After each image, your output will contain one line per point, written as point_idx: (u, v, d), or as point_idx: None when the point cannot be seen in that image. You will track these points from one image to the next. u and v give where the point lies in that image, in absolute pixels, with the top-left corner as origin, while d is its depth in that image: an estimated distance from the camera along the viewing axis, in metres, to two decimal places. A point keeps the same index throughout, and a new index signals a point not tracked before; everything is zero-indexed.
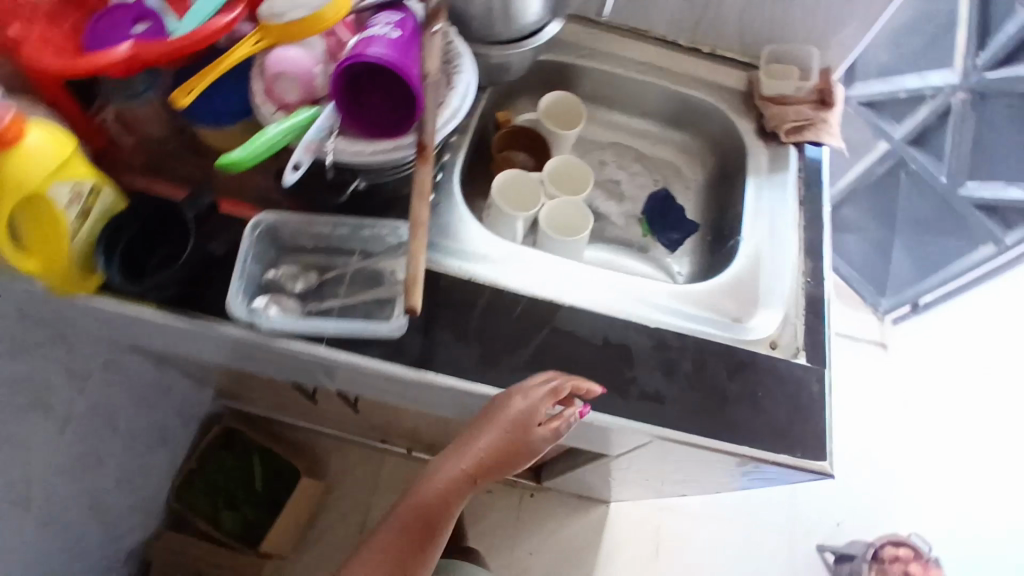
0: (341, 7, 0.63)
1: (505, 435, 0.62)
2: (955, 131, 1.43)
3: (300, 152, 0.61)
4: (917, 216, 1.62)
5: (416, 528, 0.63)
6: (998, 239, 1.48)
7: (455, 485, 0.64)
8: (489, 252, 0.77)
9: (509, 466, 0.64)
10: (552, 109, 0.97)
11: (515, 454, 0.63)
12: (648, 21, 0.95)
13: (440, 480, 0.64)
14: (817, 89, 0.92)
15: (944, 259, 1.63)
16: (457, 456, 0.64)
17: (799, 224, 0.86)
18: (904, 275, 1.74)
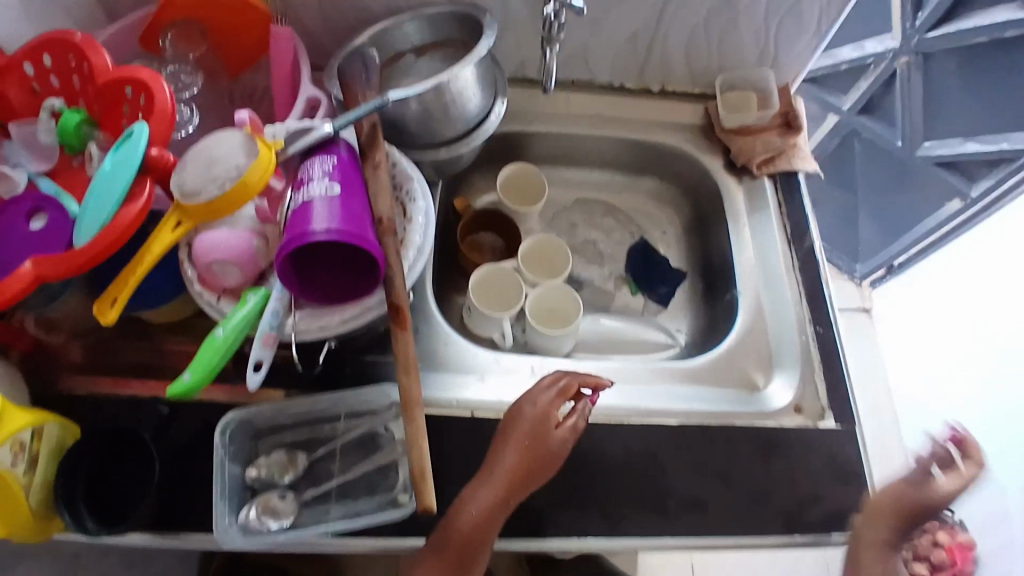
0: (267, 166, 0.54)
1: (527, 444, 0.59)
2: (904, 94, 1.38)
3: (258, 348, 0.54)
4: (875, 183, 1.61)
5: (457, 561, 0.56)
6: (963, 193, 1.47)
7: (491, 511, 0.57)
8: (483, 372, 0.71)
9: (540, 476, 0.59)
10: (512, 186, 0.91)
11: (544, 458, 0.59)
12: (591, 72, 0.88)
13: (473, 509, 0.57)
14: (782, 113, 0.87)
15: (912, 219, 1.62)
16: (485, 481, 0.58)
17: (792, 267, 0.81)
18: (874, 242, 1.75)
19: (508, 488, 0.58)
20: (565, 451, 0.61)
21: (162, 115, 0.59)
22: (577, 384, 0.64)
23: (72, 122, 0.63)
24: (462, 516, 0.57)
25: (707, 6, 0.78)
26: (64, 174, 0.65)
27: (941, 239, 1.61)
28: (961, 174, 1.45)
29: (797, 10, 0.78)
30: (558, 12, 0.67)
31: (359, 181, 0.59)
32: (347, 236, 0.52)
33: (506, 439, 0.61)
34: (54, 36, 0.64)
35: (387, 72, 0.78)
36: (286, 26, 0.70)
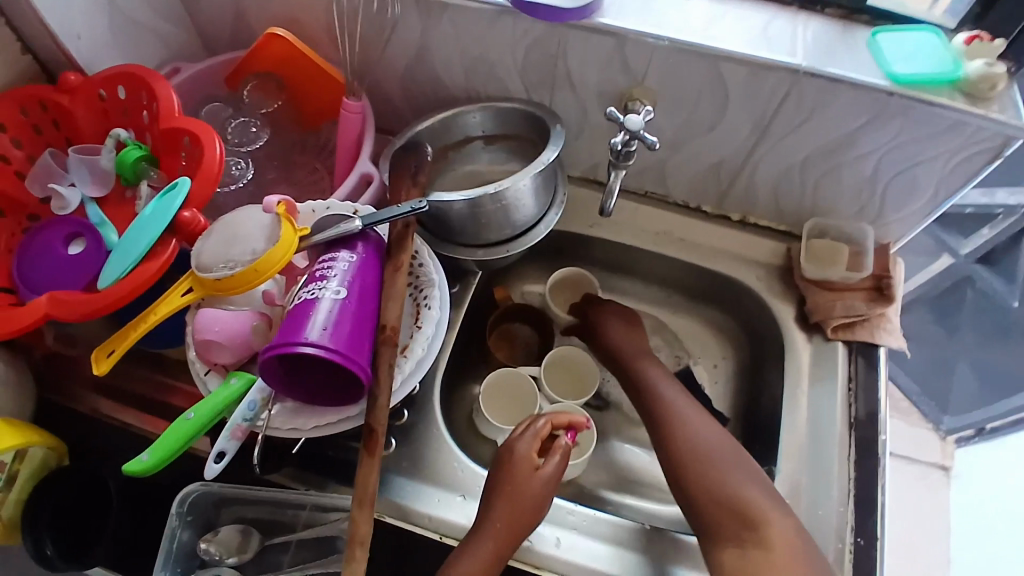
0: (287, 249, 0.54)
1: (511, 492, 0.60)
2: None
3: (224, 439, 0.51)
4: (985, 325, 1.26)
5: None
6: None
7: (487, 560, 0.57)
8: (466, 492, 0.66)
9: (529, 523, 0.60)
10: (564, 287, 0.87)
11: (534, 499, 0.60)
12: (665, 186, 0.83)
13: (469, 563, 0.57)
14: (874, 275, 0.77)
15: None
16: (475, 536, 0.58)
17: (847, 456, 0.70)
18: (970, 392, 1.36)
19: (499, 541, 0.58)
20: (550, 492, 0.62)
21: (206, 177, 0.60)
22: (550, 426, 0.66)
23: (131, 157, 0.66)
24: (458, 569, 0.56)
25: (805, 150, 0.71)
26: (114, 205, 0.69)
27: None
28: None
29: (912, 172, 0.69)
30: (628, 142, 0.65)
31: (373, 281, 0.57)
32: (337, 353, 0.50)
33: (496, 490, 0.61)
34: (130, 73, 0.66)
35: (451, 154, 0.77)
36: (360, 100, 0.71)
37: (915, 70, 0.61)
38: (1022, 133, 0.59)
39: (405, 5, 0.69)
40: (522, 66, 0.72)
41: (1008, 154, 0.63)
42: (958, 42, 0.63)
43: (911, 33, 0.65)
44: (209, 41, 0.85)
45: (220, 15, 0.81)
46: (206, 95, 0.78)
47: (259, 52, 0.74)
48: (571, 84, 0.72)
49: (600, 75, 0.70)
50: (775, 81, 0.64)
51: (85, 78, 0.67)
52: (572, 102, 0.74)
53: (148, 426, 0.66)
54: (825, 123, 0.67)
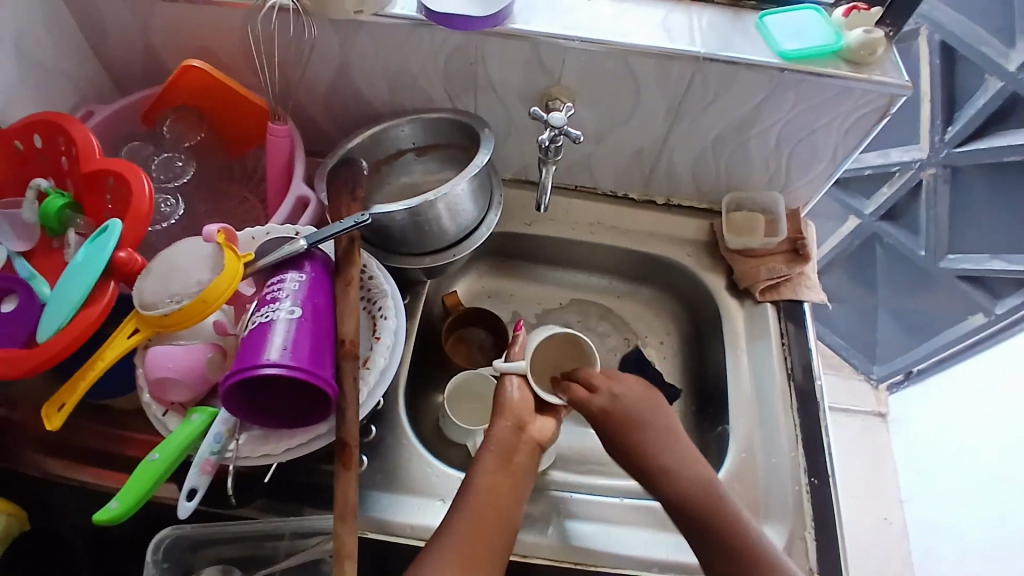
0: (232, 277, 0.54)
1: (511, 414, 0.66)
2: (929, 206, 1.13)
3: (194, 476, 0.50)
4: (902, 288, 1.30)
5: (487, 528, 0.57)
6: (987, 310, 1.20)
7: (500, 474, 0.61)
8: (444, 494, 0.67)
9: (526, 420, 0.66)
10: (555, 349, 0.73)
11: (522, 408, 0.67)
12: (594, 179, 0.88)
13: (483, 479, 0.60)
14: (790, 239, 0.84)
15: (936, 325, 1.32)
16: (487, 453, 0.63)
17: (790, 405, 0.76)
18: (894, 344, 1.42)
19: (501, 461, 0.62)
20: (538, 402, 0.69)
21: (136, 216, 0.59)
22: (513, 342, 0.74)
23: (55, 207, 0.65)
24: (477, 485, 0.60)
25: (715, 130, 0.77)
26: (41, 255, 0.67)
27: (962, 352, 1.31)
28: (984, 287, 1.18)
29: (811, 140, 0.76)
30: (554, 138, 0.68)
31: (326, 297, 0.57)
32: (300, 370, 0.50)
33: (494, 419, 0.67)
34: (44, 120, 0.67)
35: (384, 169, 0.78)
36: (287, 124, 0.71)
37: (804, 47, 0.68)
38: (906, 91, 0.66)
39: (320, 25, 0.70)
40: (443, 76, 0.74)
41: (893, 112, 0.70)
42: (838, 16, 0.71)
43: (798, 13, 0.72)
44: (121, 78, 0.83)
45: (132, 53, 0.79)
46: (127, 133, 0.76)
47: (176, 85, 0.72)
48: (492, 89, 0.75)
49: (520, 78, 0.73)
50: (680, 68, 0.69)
51: (0, 130, 0.68)
52: (496, 107, 0.78)
53: (102, 479, 0.64)
54: (729, 102, 0.73)
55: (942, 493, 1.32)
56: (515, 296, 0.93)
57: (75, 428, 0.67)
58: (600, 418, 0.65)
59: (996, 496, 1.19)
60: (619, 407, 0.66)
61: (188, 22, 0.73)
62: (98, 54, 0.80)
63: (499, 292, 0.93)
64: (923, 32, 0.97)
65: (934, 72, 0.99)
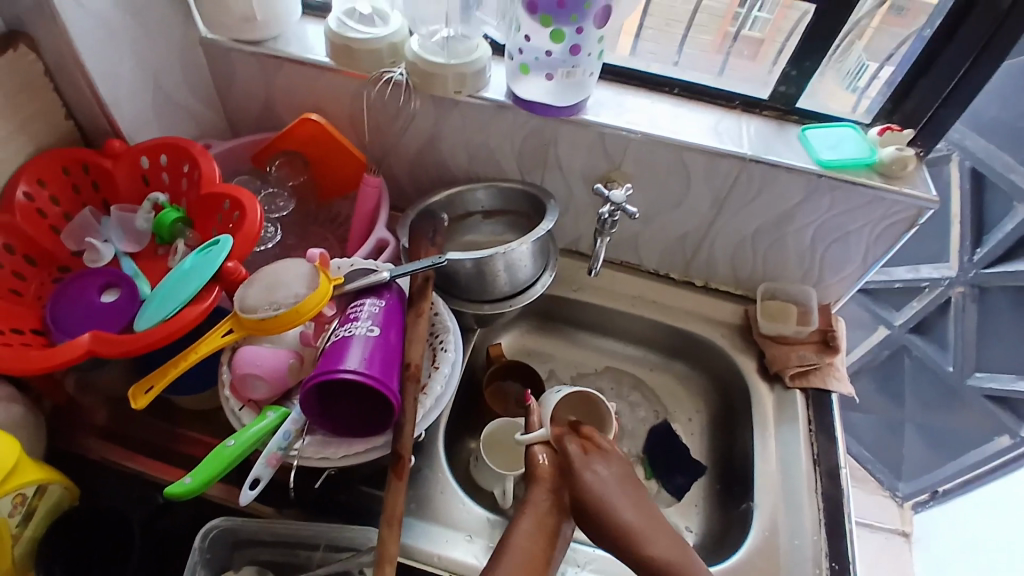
0: (323, 296, 0.61)
1: (550, 485, 0.64)
2: (958, 321, 1.16)
3: (260, 466, 0.55)
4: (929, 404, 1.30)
5: None
6: (1013, 431, 1.18)
7: (536, 541, 0.60)
8: (472, 530, 0.69)
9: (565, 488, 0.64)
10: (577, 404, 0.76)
11: (546, 475, 0.65)
12: (638, 257, 0.95)
13: (520, 539, 0.59)
14: (820, 330, 0.89)
15: (961, 444, 1.29)
16: (526, 515, 0.61)
17: (815, 489, 0.78)
18: (919, 460, 1.40)
19: (539, 525, 0.61)
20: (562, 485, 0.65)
21: (247, 235, 0.68)
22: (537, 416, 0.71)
23: (169, 220, 0.76)
24: (515, 546, 0.59)
25: (756, 224, 0.84)
26: (146, 258, 0.78)
27: (989, 473, 1.28)
28: (1013, 412, 1.16)
29: (845, 242, 0.83)
30: (613, 213, 0.77)
31: (398, 323, 0.64)
32: (373, 381, 0.56)
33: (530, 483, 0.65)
34: (174, 144, 0.78)
35: (454, 226, 0.87)
36: (378, 178, 0.80)
37: (839, 156, 0.76)
38: (932, 204, 0.74)
39: (422, 100, 0.82)
40: (518, 152, 0.84)
41: (921, 223, 0.77)
42: (873, 135, 0.79)
43: (835, 129, 0.81)
44: (236, 121, 0.96)
45: (252, 102, 0.92)
46: (235, 169, 0.88)
47: (289, 135, 0.84)
48: (559, 168, 0.85)
49: (584, 160, 0.83)
50: (727, 166, 0.78)
51: (129, 147, 0.78)
52: (559, 183, 0.87)
53: (158, 471, 0.69)
54: (768, 200, 0.81)
55: None
56: (554, 357, 0.99)
57: (143, 421, 0.73)
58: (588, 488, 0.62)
59: None
60: (611, 480, 0.64)
61: (307, 82, 0.85)
62: (223, 100, 0.93)
63: (539, 352, 0.99)
64: (954, 158, 1.06)
65: (964, 195, 1.07)
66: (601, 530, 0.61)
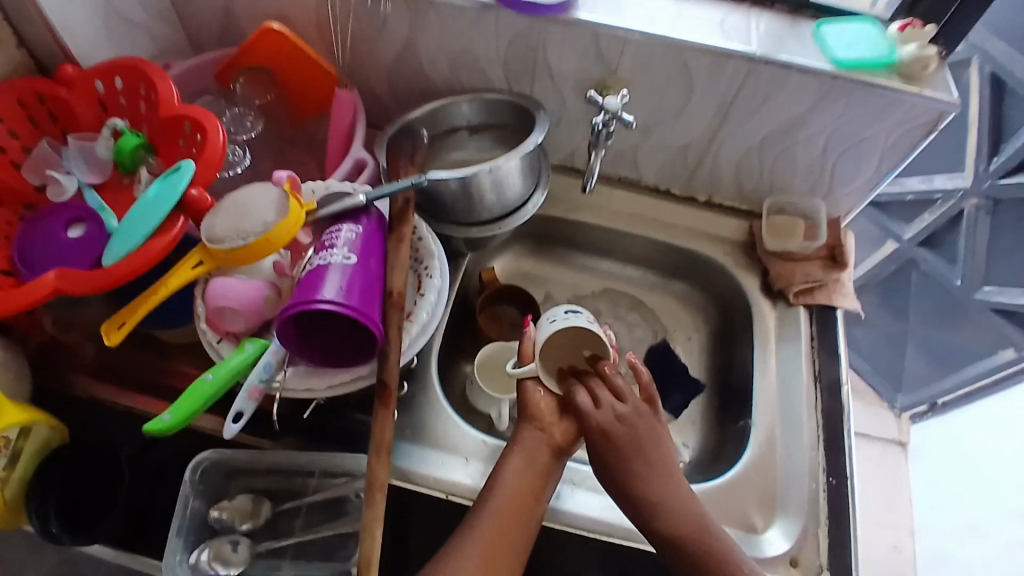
0: (294, 223, 0.57)
1: (540, 425, 0.61)
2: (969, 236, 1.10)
3: (241, 399, 0.54)
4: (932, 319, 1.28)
5: (511, 527, 0.56)
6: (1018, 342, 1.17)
7: (527, 477, 0.59)
8: (468, 453, 0.69)
9: (559, 426, 0.62)
10: (580, 339, 0.65)
11: (544, 408, 0.62)
12: (638, 172, 0.89)
13: (510, 476, 0.58)
14: (829, 246, 0.84)
15: (964, 357, 1.28)
16: (517, 452, 0.60)
17: (815, 406, 0.76)
18: (919, 372, 1.38)
19: (528, 462, 0.59)
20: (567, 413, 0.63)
21: (211, 160, 0.64)
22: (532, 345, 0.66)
23: (131, 146, 0.70)
24: (505, 485, 0.58)
25: (765, 131, 0.78)
26: (112, 190, 0.73)
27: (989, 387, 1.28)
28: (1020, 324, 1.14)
29: (859, 151, 0.77)
30: (607, 122, 0.71)
31: (378, 250, 0.60)
32: (352, 311, 0.53)
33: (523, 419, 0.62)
34: (124, 65, 0.71)
35: (438, 143, 0.81)
36: (352, 92, 0.74)
37: (857, 55, 0.69)
38: (952, 108, 0.67)
39: (397, 7, 0.74)
40: (504, 59, 0.77)
41: (941, 127, 0.71)
42: (893, 31, 0.71)
43: (854, 25, 0.73)
44: (197, 37, 0.87)
45: (211, 14, 0.83)
46: (200, 88, 0.80)
47: (252, 49, 0.76)
48: (550, 76, 0.78)
49: (576, 66, 0.75)
50: (734, 67, 0.71)
51: (81, 71, 0.72)
52: (551, 93, 0.80)
53: (146, 405, 0.67)
54: (778, 106, 0.74)
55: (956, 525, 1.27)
56: (549, 279, 0.95)
57: (126, 356, 0.71)
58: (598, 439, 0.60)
59: (1004, 527, 1.16)
60: (619, 432, 0.60)
61: None
62: (181, 14, 0.85)
63: (535, 274, 0.95)
64: (974, 62, 0.97)
65: (983, 101, 0.99)
66: (601, 462, 0.61)
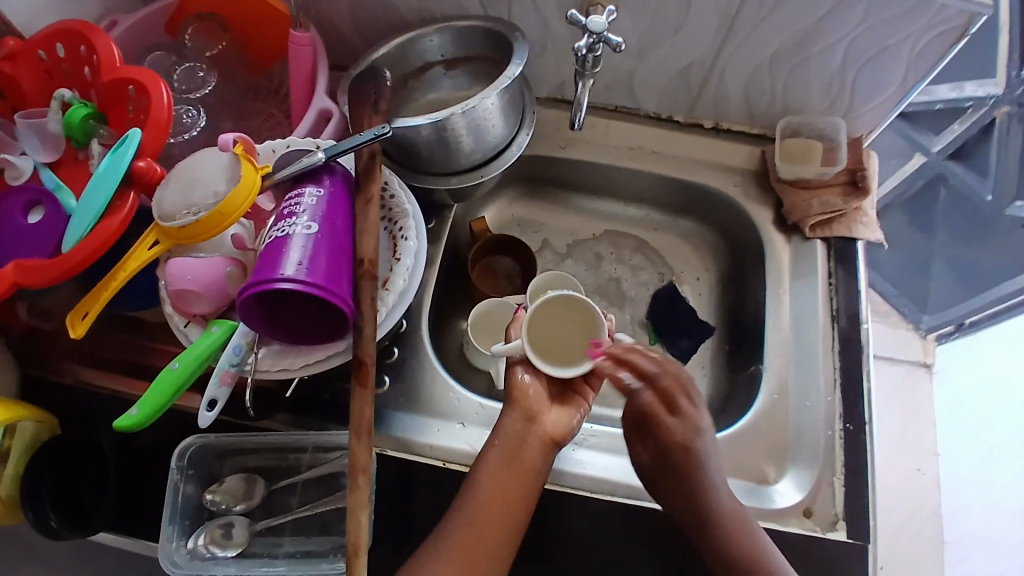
0: (250, 189, 0.52)
1: (524, 416, 0.59)
2: (1001, 146, 0.96)
3: (214, 386, 0.51)
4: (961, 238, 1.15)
5: (492, 529, 0.54)
6: None
7: (506, 473, 0.56)
8: (464, 418, 0.67)
9: (547, 418, 0.60)
10: (575, 325, 0.61)
11: (535, 398, 0.61)
12: (635, 98, 0.81)
13: (488, 475, 0.56)
14: (851, 169, 0.76)
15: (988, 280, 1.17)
16: (494, 446, 0.58)
17: (831, 347, 0.71)
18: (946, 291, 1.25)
19: (508, 460, 0.57)
20: (556, 389, 0.62)
21: (156, 126, 0.59)
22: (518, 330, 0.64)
23: (78, 116, 0.63)
24: (483, 482, 0.56)
25: (776, 43, 0.68)
26: (68, 166, 0.66)
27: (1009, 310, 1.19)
28: None
29: (883, 61, 0.67)
30: (592, 46, 0.62)
31: (344, 215, 0.55)
32: (316, 288, 0.49)
33: (509, 409, 0.60)
34: (69, 29, 0.64)
35: (411, 83, 0.74)
36: (308, 32, 0.67)
37: None
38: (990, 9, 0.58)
39: None
40: None
41: (974, 33, 0.61)
42: None
43: None
44: None
45: None
46: (150, 43, 0.73)
47: None
48: None
49: None
50: None
51: (24, 41, 0.66)
52: (532, 17, 0.71)
53: (137, 389, 0.66)
54: (790, 13, 0.64)
55: (982, 448, 1.23)
56: (546, 225, 0.89)
57: (109, 338, 0.68)
58: (679, 453, 0.60)
59: None
60: (692, 443, 0.60)
61: None
62: None
63: (530, 220, 0.89)
64: None
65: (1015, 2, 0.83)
66: (665, 468, 0.60)
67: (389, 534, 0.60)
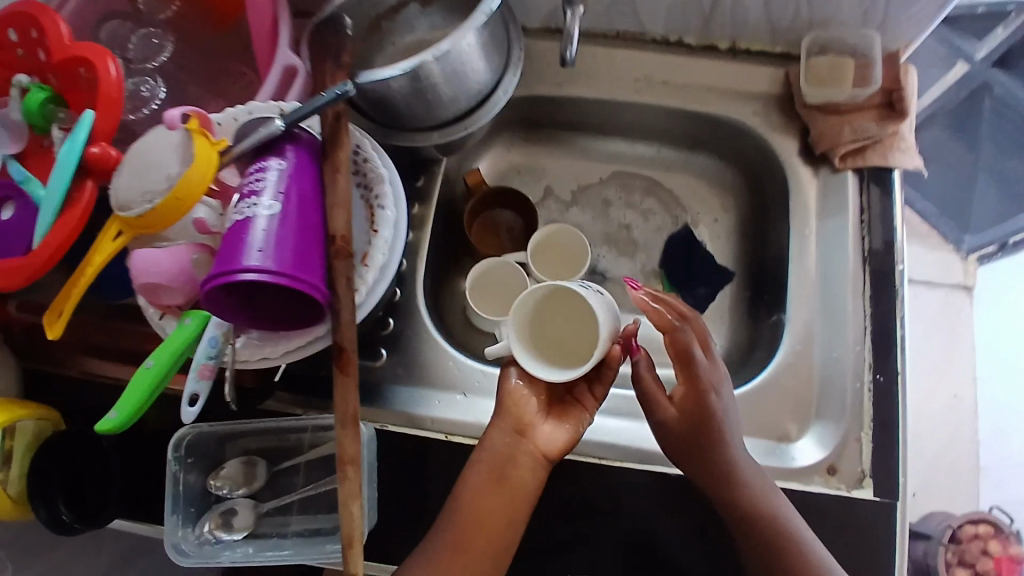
0: (207, 167, 0.48)
1: (513, 423, 0.55)
2: None
3: (193, 381, 0.49)
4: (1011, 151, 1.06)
5: (483, 534, 0.52)
6: None
7: (493, 491, 0.53)
8: (466, 388, 0.64)
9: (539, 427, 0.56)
10: (571, 323, 0.56)
11: (526, 405, 0.57)
12: (639, 22, 0.72)
13: (473, 493, 0.53)
14: (884, 89, 0.68)
15: None
16: (482, 458, 0.55)
17: (863, 290, 0.65)
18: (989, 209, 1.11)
19: (492, 475, 0.54)
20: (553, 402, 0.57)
21: (107, 107, 0.54)
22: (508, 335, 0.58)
23: (37, 101, 0.58)
24: (467, 497, 0.53)
25: None
26: (36, 157, 0.60)
27: None
28: None
29: None
30: None
31: (311, 190, 0.50)
32: (284, 277, 0.45)
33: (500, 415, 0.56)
34: (18, 11, 0.59)
35: (385, 25, 0.66)
36: None
37: None
38: None
39: None
40: None
41: None
42: None
43: None
44: None
45: None
46: None
47: None
48: None
49: None
50: None
51: None
52: None
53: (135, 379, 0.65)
54: None
55: None
56: (548, 172, 0.82)
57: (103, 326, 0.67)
58: (704, 413, 0.56)
59: None
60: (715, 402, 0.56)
61: None
62: None
63: (530, 167, 0.82)
64: None
65: None
66: (682, 436, 0.56)
67: (395, 511, 0.59)
